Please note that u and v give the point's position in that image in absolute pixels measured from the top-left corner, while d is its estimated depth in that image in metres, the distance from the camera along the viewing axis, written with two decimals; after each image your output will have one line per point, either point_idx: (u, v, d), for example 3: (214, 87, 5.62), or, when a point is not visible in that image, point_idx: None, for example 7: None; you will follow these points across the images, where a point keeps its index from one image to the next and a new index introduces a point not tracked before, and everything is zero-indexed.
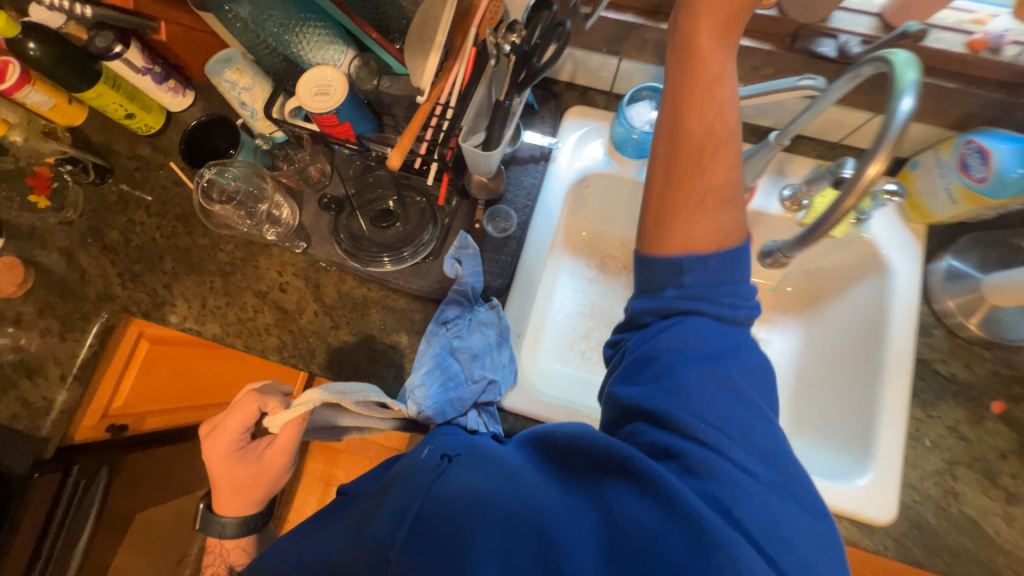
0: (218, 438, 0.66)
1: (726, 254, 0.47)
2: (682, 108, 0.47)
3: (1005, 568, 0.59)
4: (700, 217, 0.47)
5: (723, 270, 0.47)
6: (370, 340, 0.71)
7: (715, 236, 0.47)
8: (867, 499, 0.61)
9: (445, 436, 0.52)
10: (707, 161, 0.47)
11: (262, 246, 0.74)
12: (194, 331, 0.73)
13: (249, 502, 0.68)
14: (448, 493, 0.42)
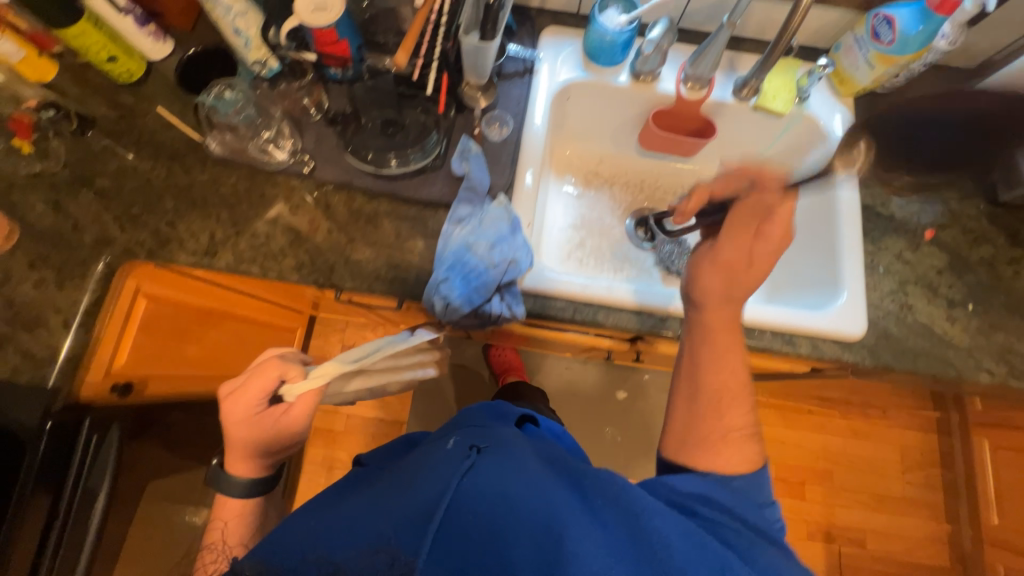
0: (238, 397, 0.64)
1: (749, 479, 0.55)
2: (709, 369, 0.59)
3: (956, 359, 0.71)
4: (729, 454, 0.57)
5: (750, 489, 0.55)
6: (389, 248, 0.74)
7: (740, 461, 0.56)
8: (842, 319, 0.71)
9: (464, 427, 0.56)
10: (726, 409, 0.58)
11: (268, 175, 0.76)
12: (205, 263, 0.72)
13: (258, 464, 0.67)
14: (482, 487, 0.46)
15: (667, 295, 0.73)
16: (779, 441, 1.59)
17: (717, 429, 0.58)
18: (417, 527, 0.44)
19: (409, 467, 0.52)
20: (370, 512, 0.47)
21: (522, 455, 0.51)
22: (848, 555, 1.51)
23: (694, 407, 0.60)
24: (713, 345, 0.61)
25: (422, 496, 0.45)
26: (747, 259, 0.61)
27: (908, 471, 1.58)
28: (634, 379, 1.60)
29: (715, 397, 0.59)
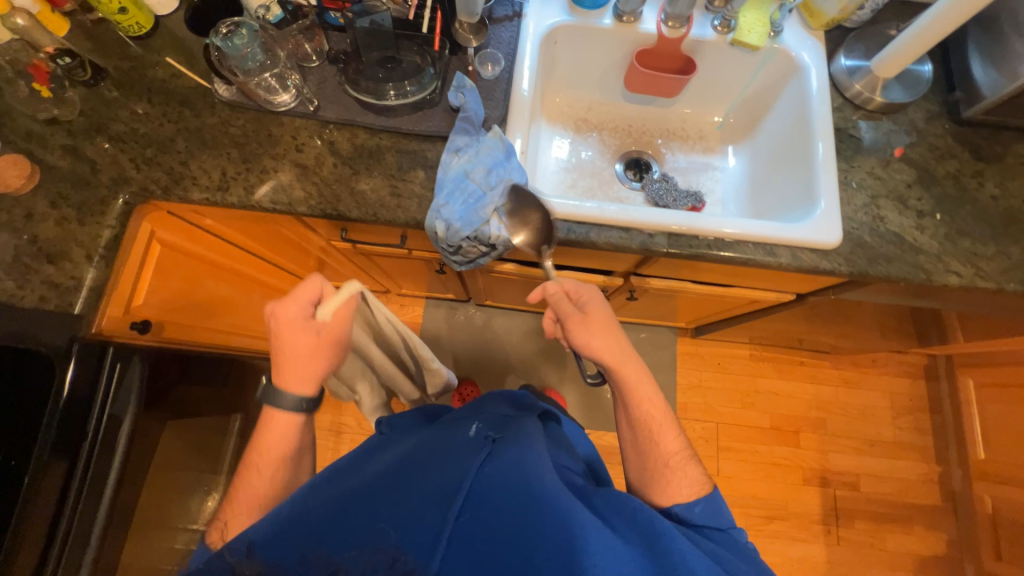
0: (292, 304, 0.62)
1: (705, 501, 0.66)
2: (632, 411, 0.73)
3: (926, 263, 0.76)
4: (676, 480, 0.69)
5: (707, 514, 0.65)
6: (391, 179, 0.78)
7: (691, 487, 0.68)
8: (818, 229, 0.76)
9: (488, 419, 0.67)
10: (660, 436, 0.71)
11: (275, 116, 0.80)
12: (217, 197, 0.77)
13: (311, 376, 0.63)
14: (495, 483, 0.54)
15: (655, 213, 0.77)
16: (773, 393, 1.64)
17: (661, 463, 0.70)
18: (430, 514, 0.51)
19: (428, 451, 0.60)
20: (387, 490, 0.54)
21: (533, 448, 0.59)
22: (843, 498, 1.56)
23: (642, 453, 0.72)
24: (630, 403, 0.73)
25: (441, 485, 0.54)
26: (601, 326, 0.74)
27: (898, 417, 1.63)
28: (630, 338, 1.65)
29: (647, 443, 0.72)
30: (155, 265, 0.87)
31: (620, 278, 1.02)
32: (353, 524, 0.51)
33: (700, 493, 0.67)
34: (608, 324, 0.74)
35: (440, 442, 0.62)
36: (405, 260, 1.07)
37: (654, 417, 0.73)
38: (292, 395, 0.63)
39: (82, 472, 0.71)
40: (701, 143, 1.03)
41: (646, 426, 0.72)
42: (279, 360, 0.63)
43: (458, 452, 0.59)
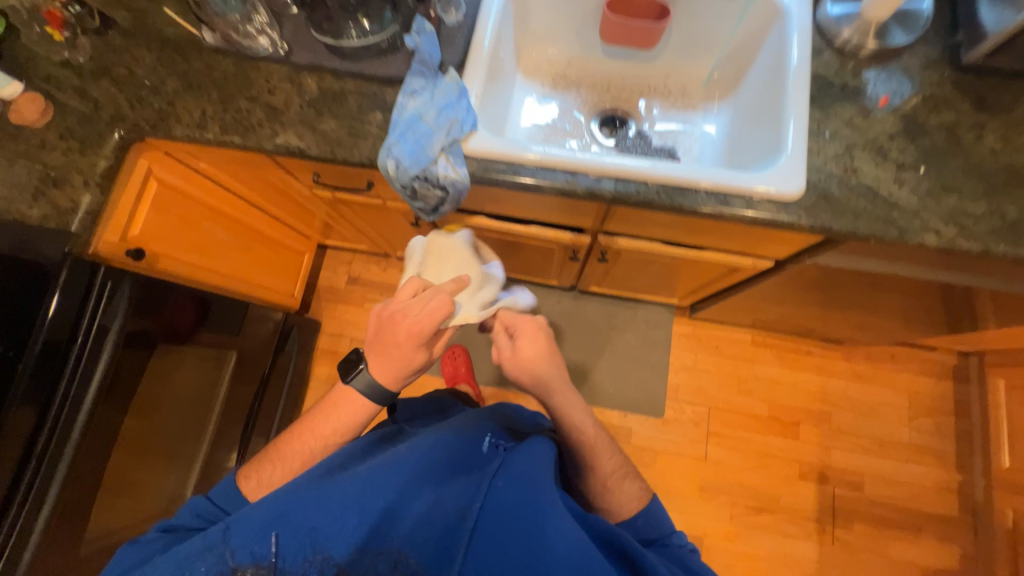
0: (419, 320, 0.66)
1: (648, 513, 0.74)
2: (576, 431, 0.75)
3: (900, 220, 0.70)
4: (622, 499, 0.75)
5: (650, 526, 0.72)
6: (351, 120, 0.82)
7: (632, 501, 0.75)
8: (778, 179, 0.72)
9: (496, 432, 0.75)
10: (605, 456, 0.76)
11: (253, 62, 0.87)
12: (197, 133, 0.83)
13: (391, 375, 0.69)
14: (499, 503, 0.58)
15: (601, 157, 0.75)
16: (774, 381, 1.56)
17: (602, 485, 0.76)
18: (432, 522, 0.56)
19: (431, 455, 0.66)
20: (385, 488, 0.59)
21: (537, 463, 0.65)
22: (842, 497, 1.46)
23: (582, 473, 0.77)
24: (574, 423, 0.75)
25: (446, 499, 0.59)
26: (532, 362, 0.74)
27: (917, 418, 1.50)
28: (624, 313, 1.62)
29: (587, 466, 0.76)
30: (153, 201, 0.96)
31: (587, 236, 1.00)
32: (352, 531, 0.55)
33: (640, 508, 0.75)
34: (548, 356, 0.75)
35: (446, 448, 0.68)
36: (382, 211, 1.11)
37: (592, 444, 0.76)
38: (366, 381, 0.69)
39: (71, 372, 0.81)
40: (682, 100, 0.99)
41: (586, 453, 0.75)
42: (382, 348, 0.69)
43: (464, 467, 0.65)
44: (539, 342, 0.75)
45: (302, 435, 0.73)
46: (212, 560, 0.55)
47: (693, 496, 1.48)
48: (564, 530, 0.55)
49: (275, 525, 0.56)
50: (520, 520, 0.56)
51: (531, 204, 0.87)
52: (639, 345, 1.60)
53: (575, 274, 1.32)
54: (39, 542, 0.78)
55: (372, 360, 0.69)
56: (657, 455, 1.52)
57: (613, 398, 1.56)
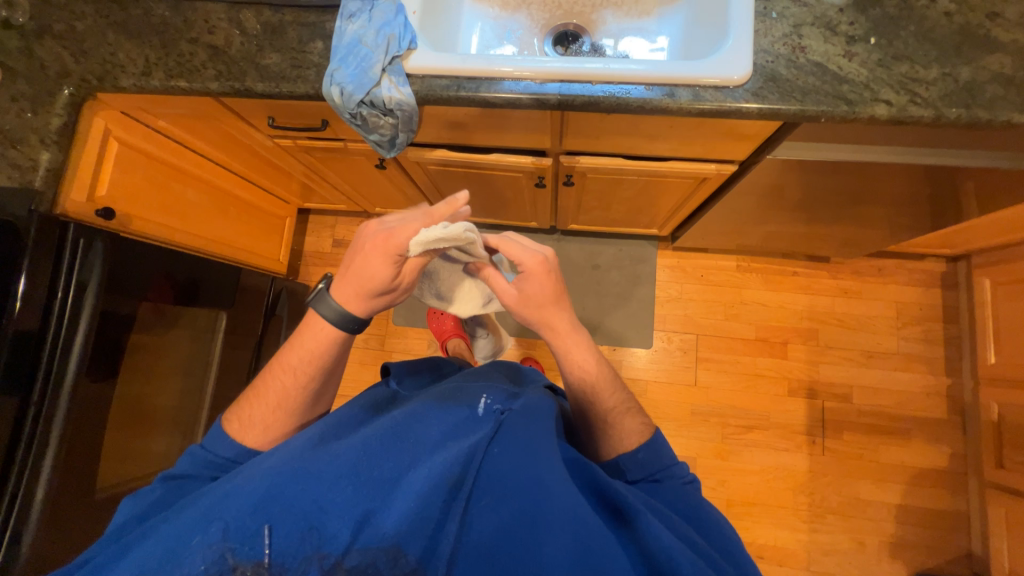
0: (398, 233, 0.60)
1: (649, 446, 0.68)
2: (570, 372, 0.72)
3: (849, 93, 0.69)
4: (622, 434, 0.69)
5: (652, 461, 0.66)
6: (293, 52, 0.81)
7: (635, 436, 0.69)
8: (722, 65, 0.71)
9: (495, 387, 0.70)
10: (603, 394, 0.71)
11: (192, 4, 0.86)
12: (143, 80, 0.83)
13: (365, 304, 0.65)
14: (497, 472, 0.56)
15: (543, 61, 0.74)
16: (759, 304, 1.57)
17: (602, 421, 0.70)
18: (432, 499, 0.52)
19: (424, 424, 0.61)
20: (378, 460, 0.55)
21: (539, 424, 0.61)
22: (831, 409, 1.49)
23: (581, 411, 0.72)
24: (572, 365, 0.72)
25: (444, 468, 0.54)
26: (539, 304, 0.69)
27: (905, 327, 1.50)
28: (608, 251, 1.62)
29: (585, 403, 0.72)
30: (115, 159, 0.97)
31: (549, 159, 0.99)
32: (348, 510, 0.51)
33: (642, 441, 0.68)
34: (553, 302, 0.69)
35: (442, 413, 0.63)
36: (346, 156, 1.11)
37: (588, 380, 0.71)
38: (342, 311, 0.65)
39: (54, 326, 0.85)
40: (636, 6, 0.96)
41: (585, 389, 0.71)
42: (350, 271, 0.64)
43: (462, 432, 0.60)
44: (546, 285, 0.69)
45: (278, 369, 0.69)
46: (196, 560, 0.46)
47: (685, 420, 1.52)
48: (566, 499, 0.53)
49: (263, 515, 0.49)
50: (525, 496, 0.53)
51: (487, 125, 0.87)
52: (625, 280, 1.61)
53: (551, 209, 1.32)
54: (51, 481, 0.84)
55: (337, 283, 0.65)
56: (648, 384, 1.55)
57: (602, 335, 1.58)
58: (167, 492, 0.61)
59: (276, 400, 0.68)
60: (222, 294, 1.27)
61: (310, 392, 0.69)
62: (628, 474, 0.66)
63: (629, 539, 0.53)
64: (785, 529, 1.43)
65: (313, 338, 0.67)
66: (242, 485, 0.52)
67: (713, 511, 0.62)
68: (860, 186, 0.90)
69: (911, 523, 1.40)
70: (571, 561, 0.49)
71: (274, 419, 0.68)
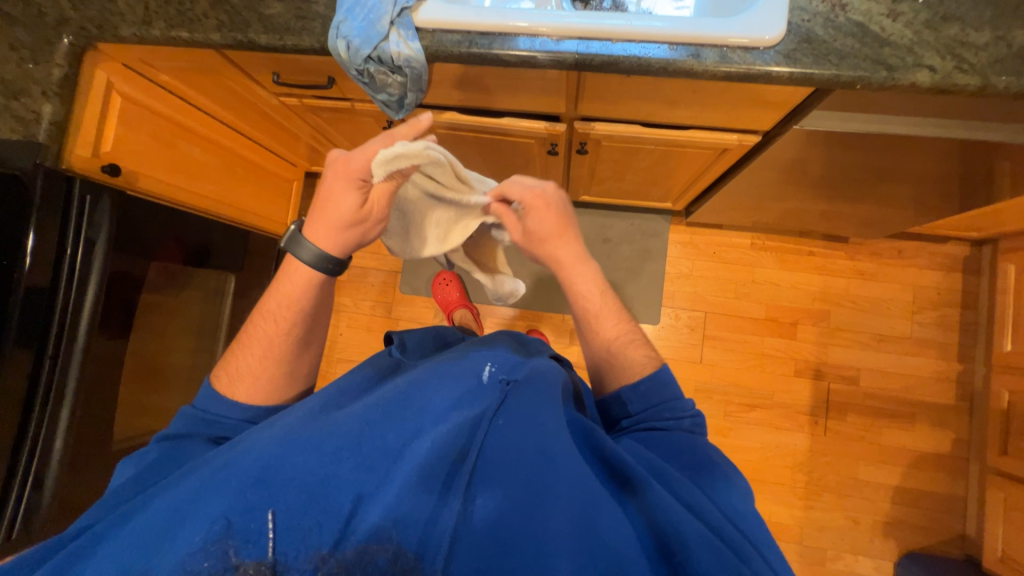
0: (358, 158, 0.62)
1: (652, 378, 0.67)
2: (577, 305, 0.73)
3: (890, 57, 0.64)
4: (626, 364, 0.69)
5: (653, 394, 0.66)
6: (297, 2, 0.77)
7: (640, 369, 0.68)
8: (754, 24, 0.66)
9: (497, 357, 0.70)
10: (607, 324, 0.72)
11: None
12: (142, 30, 0.79)
13: (343, 242, 0.66)
14: (501, 446, 0.56)
15: (561, 15, 0.70)
16: (772, 284, 1.54)
17: (605, 351, 0.71)
18: (434, 474, 0.53)
19: (427, 394, 0.61)
20: (381, 433, 0.56)
21: (541, 395, 0.61)
22: (837, 391, 1.48)
23: (587, 343, 0.74)
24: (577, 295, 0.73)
25: (445, 442, 0.56)
26: (541, 236, 0.72)
27: (920, 312, 1.47)
28: (619, 224, 1.58)
29: (590, 333, 0.73)
30: (119, 115, 0.94)
31: (563, 124, 0.95)
32: (353, 485, 0.52)
33: (646, 373, 0.68)
34: (552, 230, 0.72)
35: (444, 380, 0.63)
36: (352, 117, 1.07)
37: (594, 309, 0.72)
38: (323, 255, 0.66)
39: (66, 283, 0.86)
40: None
41: (587, 318, 0.73)
42: (321, 210, 0.66)
43: (465, 403, 0.60)
44: (546, 216, 0.71)
45: (260, 319, 0.69)
46: (196, 559, 0.45)
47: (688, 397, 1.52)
48: (568, 473, 0.53)
49: (266, 497, 0.49)
50: (527, 471, 0.54)
51: (500, 86, 0.83)
52: (635, 255, 1.58)
53: (563, 179, 1.29)
54: (68, 434, 0.86)
55: (309, 226, 0.66)
56: None
57: None
58: (164, 452, 0.62)
59: (261, 350, 0.68)
60: (226, 256, 1.31)
61: (294, 340, 0.69)
62: (631, 405, 0.66)
63: (636, 511, 0.54)
64: (781, 505, 1.46)
65: (292, 284, 0.67)
66: (242, 461, 0.52)
67: (718, 455, 0.62)
68: (891, 162, 0.85)
69: (908, 504, 1.42)
70: (574, 534, 0.50)
71: (262, 370, 0.68)
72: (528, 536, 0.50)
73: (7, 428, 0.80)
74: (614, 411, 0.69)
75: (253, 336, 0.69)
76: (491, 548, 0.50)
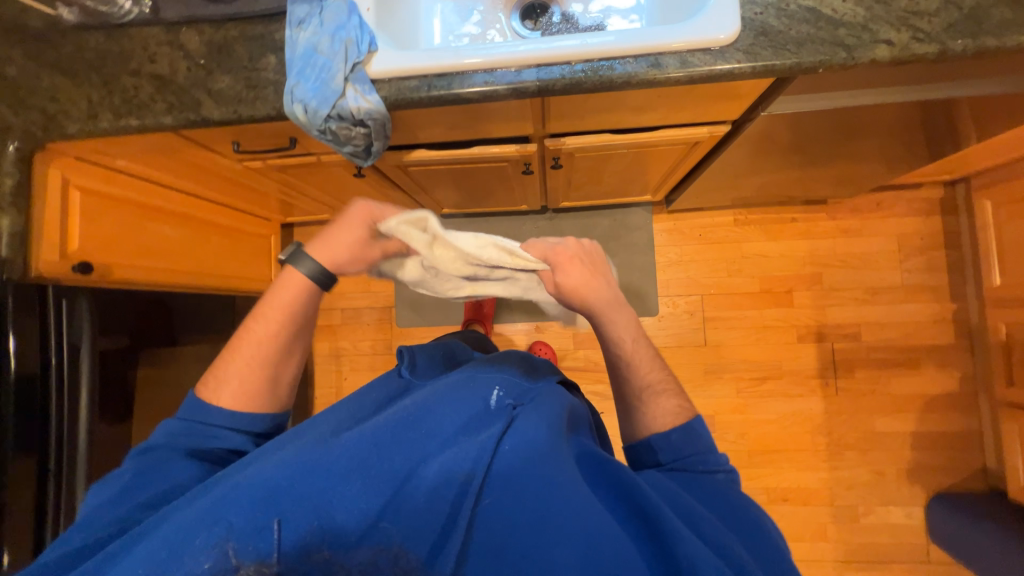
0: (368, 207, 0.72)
1: (682, 429, 0.68)
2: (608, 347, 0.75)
3: (847, 38, 0.64)
4: (655, 412, 0.70)
5: (684, 444, 0.66)
6: (245, 71, 0.75)
7: (672, 417, 0.70)
8: (708, 26, 0.66)
9: (504, 375, 0.71)
10: (642, 372, 0.73)
11: (122, 30, 0.78)
12: (92, 127, 0.77)
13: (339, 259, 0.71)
14: (513, 470, 0.56)
15: (518, 45, 0.69)
16: (761, 256, 1.55)
17: (635, 396, 0.72)
18: (441, 495, 0.54)
19: (437, 415, 0.60)
20: (389, 455, 0.55)
21: (551, 420, 0.61)
22: (841, 350, 1.50)
23: (618, 385, 0.75)
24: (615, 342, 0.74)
25: (455, 464, 0.55)
26: (580, 291, 0.72)
27: (908, 259, 1.50)
28: (603, 223, 1.58)
29: (621, 377, 0.74)
30: (81, 208, 0.92)
31: (534, 144, 0.94)
32: (361, 507, 0.51)
33: (676, 424, 0.69)
34: (594, 283, 0.71)
35: (455, 404, 0.62)
36: (320, 169, 1.06)
37: (630, 353, 0.73)
38: (314, 263, 0.70)
39: (58, 395, 0.82)
40: None
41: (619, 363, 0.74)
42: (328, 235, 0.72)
43: (474, 427, 0.60)
44: (583, 271, 0.72)
45: (251, 323, 0.70)
46: (197, 558, 0.46)
47: (700, 381, 1.53)
48: (576, 503, 0.53)
49: (271, 507, 0.49)
50: (534, 493, 0.54)
51: (466, 119, 0.82)
52: (624, 250, 1.58)
53: (541, 192, 1.28)
54: None
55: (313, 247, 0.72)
56: (660, 350, 1.55)
57: None
58: (153, 466, 0.61)
59: (247, 354, 0.68)
60: (213, 325, 1.29)
61: (280, 346, 0.69)
62: (659, 453, 0.67)
63: (646, 537, 0.53)
64: (808, 471, 1.48)
65: (289, 291, 0.70)
66: (245, 479, 0.52)
67: (755, 510, 0.61)
68: (859, 124, 0.86)
69: (928, 448, 1.45)
70: (580, 561, 0.49)
71: (245, 374, 0.68)
72: (528, 553, 0.51)
73: (22, 556, 0.77)
74: (640, 458, 0.69)
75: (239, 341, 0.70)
76: (497, 563, 0.51)
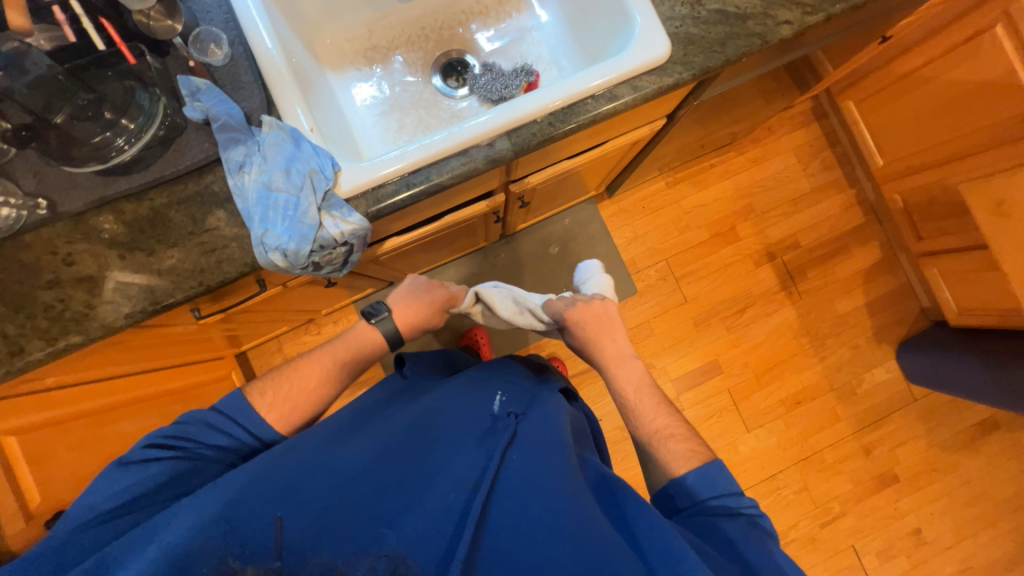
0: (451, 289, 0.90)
1: (700, 471, 0.63)
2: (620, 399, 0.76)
3: (756, 27, 0.72)
4: (666, 460, 0.66)
5: (702, 485, 0.62)
6: (192, 237, 0.66)
7: (688, 458, 0.65)
8: (645, 49, 0.70)
9: (505, 386, 0.77)
10: (659, 422, 0.71)
11: (11, 242, 0.64)
12: (20, 366, 0.61)
13: (411, 325, 0.83)
14: (515, 477, 0.56)
15: (478, 120, 0.68)
16: (700, 206, 1.70)
17: (647, 442, 0.70)
18: (449, 503, 0.54)
19: (443, 422, 0.64)
20: (397, 464, 0.57)
21: (549, 426, 0.64)
22: (789, 260, 1.70)
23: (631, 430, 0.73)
24: (624, 388, 0.76)
25: (465, 471, 0.57)
26: (590, 330, 0.82)
27: (808, 166, 1.73)
28: (558, 229, 1.63)
29: (631, 425, 0.73)
30: (27, 455, 0.76)
31: (501, 193, 0.94)
32: (371, 516, 0.52)
33: (692, 466, 0.64)
34: (602, 329, 0.81)
35: (464, 417, 0.66)
36: (287, 292, 0.97)
37: (636, 399, 0.74)
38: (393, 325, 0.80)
39: None
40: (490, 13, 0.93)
41: (628, 408, 0.74)
42: (405, 304, 0.83)
43: (483, 436, 0.62)
44: (590, 313, 0.83)
45: (323, 354, 0.75)
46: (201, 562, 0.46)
47: (694, 335, 1.65)
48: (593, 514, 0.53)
49: (281, 503, 0.52)
50: (541, 497, 0.54)
51: (441, 197, 0.80)
52: (586, 245, 1.64)
53: (504, 227, 1.28)
54: None
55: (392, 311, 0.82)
56: (651, 322, 1.65)
57: None
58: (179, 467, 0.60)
59: (312, 382, 0.72)
60: None
61: (341, 382, 0.75)
62: (678, 499, 0.62)
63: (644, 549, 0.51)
64: (805, 370, 1.66)
65: (362, 338, 0.78)
66: (257, 483, 0.54)
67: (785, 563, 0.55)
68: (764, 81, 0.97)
69: (879, 312, 1.70)
70: (580, 558, 0.49)
71: (302, 399, 0.70)
72: (529, 547, 0.51)
73: None
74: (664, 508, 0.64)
75: (296, 365, 0.73)
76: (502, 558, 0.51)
